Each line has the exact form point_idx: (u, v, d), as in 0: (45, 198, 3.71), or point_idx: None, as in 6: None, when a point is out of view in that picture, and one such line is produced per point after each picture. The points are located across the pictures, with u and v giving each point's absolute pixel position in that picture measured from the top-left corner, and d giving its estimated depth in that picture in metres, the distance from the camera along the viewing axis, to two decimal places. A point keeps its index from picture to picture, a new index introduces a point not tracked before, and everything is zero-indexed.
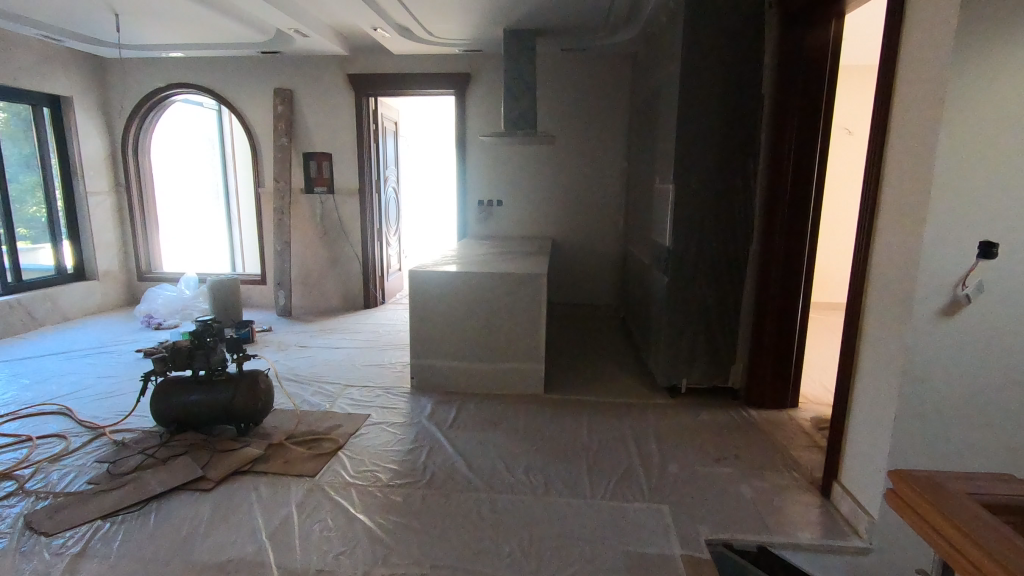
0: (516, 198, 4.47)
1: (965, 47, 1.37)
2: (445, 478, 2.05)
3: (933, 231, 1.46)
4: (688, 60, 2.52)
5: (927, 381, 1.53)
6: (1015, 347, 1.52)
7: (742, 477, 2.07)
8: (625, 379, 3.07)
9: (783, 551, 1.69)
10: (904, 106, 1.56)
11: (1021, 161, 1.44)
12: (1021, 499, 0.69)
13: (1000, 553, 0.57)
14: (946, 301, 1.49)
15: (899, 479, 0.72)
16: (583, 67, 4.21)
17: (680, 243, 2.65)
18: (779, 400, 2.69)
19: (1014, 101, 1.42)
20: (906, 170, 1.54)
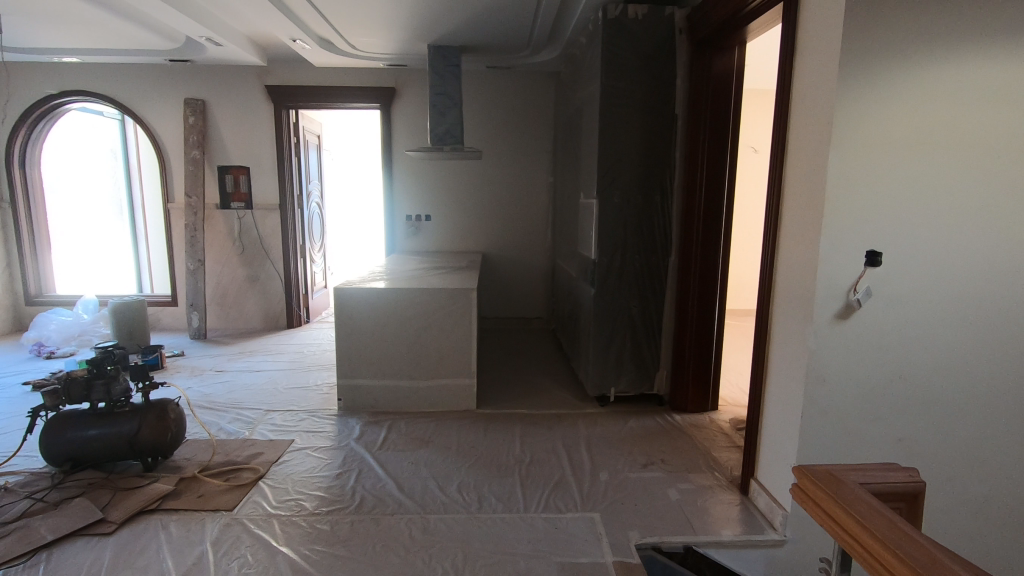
0: (445, 213, 4.46)
1: (848, 77, 1.51)
2: (375, 502, 1.99)
3: (828, 243, 1.59)
4: (607, 81, 2.62)
5: (827, 381, 1.66)
6: (901, 346, 1.68)
7: (668, 481, 2.15)
8: (556, 391, 3.11)
9: (708, 549, 1.77)
10: (799, 128, 1.70)
11: (901, 178, 1.60)
12: (906, 486, 0.76)
13: (892, 540, 0.63)
14: (841, 306, 1.63)
15: (803, 474, 0.77)
16: (508, 85, 4.28)
17: (605, 256, 2.73)
18: (701, 403, 2.81)
19: (895, 125, 1.57)
20: (804, 187, 1.68)
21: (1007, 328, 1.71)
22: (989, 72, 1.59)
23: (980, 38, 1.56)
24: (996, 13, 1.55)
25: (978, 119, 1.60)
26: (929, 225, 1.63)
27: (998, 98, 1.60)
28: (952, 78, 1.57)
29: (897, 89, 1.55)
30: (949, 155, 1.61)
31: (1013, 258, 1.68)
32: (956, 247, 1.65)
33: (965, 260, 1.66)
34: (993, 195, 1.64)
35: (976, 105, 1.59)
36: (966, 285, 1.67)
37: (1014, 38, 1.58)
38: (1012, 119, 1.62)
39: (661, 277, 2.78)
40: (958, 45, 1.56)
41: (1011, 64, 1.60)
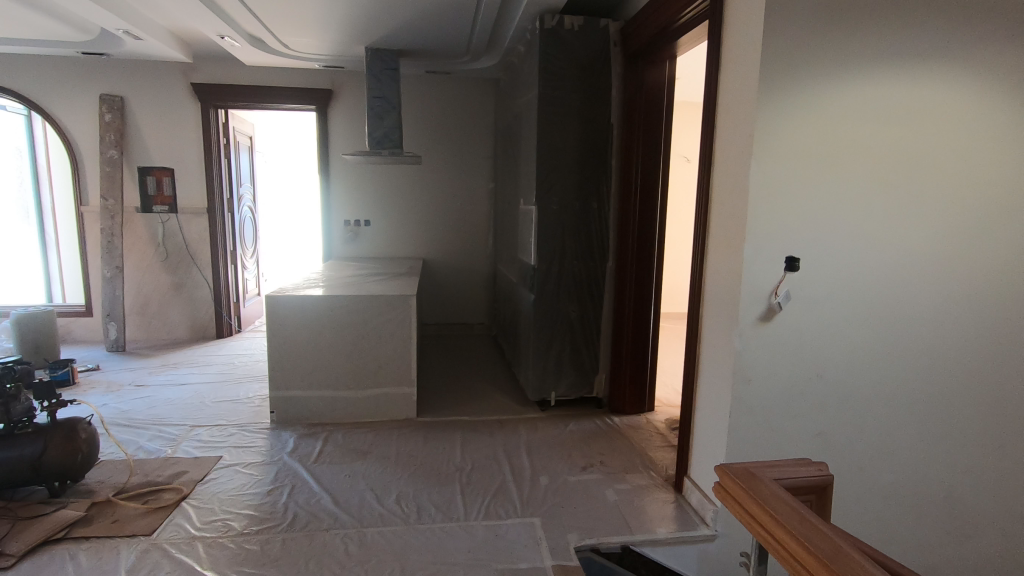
0: (384, 219, 4.38)
1: (766, 94, 1.60)
2: (309, 518, 1.91)
3: (751, 250, 1.68)
4: (545, 90, 2.66)
5: (751, 380, 1.75)
6: (818, 346, 1.78)
7: (606, 482, 2.19)
8: (498, 397, 3.11)
9: (644, 548, 1.81)
10: (724, 141, 1.79)
11: (817, 188, 1.70)
12: (815, 480, 0.80)
13: (802, 532, 0.66)
14: (764, 309, 1.72)
15: (723, 472, 0.81)
16: (449, 90, 4.27)
17: (544, 262, 2.77)
18: (638, 404, 2.89)
19: (811, 139, 1.67)
20: (729, 196, 1.76)
21: (911, 329, 1.85)
22: (894, 91, 1.72)
23: (886, 59, 1.68)
24: (898, 37, 1.67)
25: (884, 134, 1.73)
26: (842, 233, 1.75)
27: (903, 114, 1.72)
28: (862, 95, 1.68)
29: (812, 105, 1.65)
30: (859, 167, 1.72)
31: (914, 262, 1.82)
32: (866, 253, 1.77)
33: (873, 265, 1.79)
34: (897, 204, 1.77)
35: (882, 121, 1.72)
36: (875, 288, 1.80)
37: (915, 60, 1.71)
38: (914, 134, 1.75)
39: (599, 282, 2.84)
40: (867, 65, 1.67)
41: (913, 83, 1.72)
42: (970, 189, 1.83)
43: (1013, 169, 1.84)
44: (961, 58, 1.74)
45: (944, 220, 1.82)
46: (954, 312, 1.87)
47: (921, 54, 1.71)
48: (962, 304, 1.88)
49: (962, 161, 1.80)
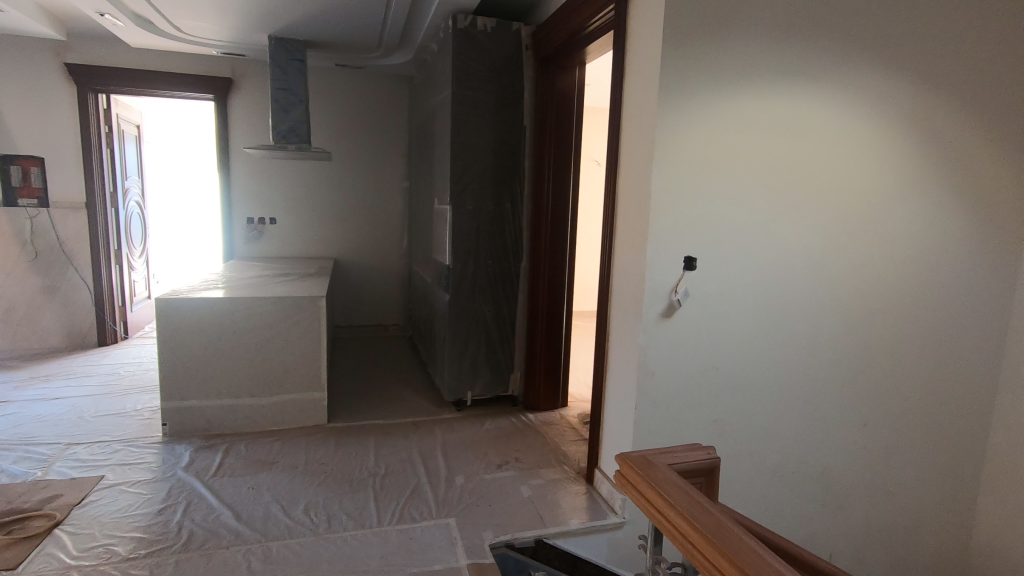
0: (292, 217, 4.18)
1: (666, 103, 1.70)
2: (207, 536, 1.79)
3: (652, 251, 1.78)
4: (459, 90, 2.66)
5: (654, 374, 1.85)
6: (717, 341, 1.90)
7: (521, 478, 2.23)
8: (414, 398, 3.07)
9: (557, 540, 1.87)
10: (629, 147, 1.88)
11: (715, 192, 1.81)
12: (704, 463, 0.87)
13: (690, 511, 0.71)
14: (665, 306, 1.82)
15: (623, 460, 0.85)
16: (361, 86, 4.15)
17: (458, 262, 2.76)
18: (552, 400, 2.96)
19: (709, 147, 1.77)
20: (633, 199, 1.85)
21: (804, 325, 1.99)
22: (789, 104, 1.83)
23: (780, 74, 1.79)
24: (791, 52, 1.79)
25: (780, 144, 1.83)
26: (740, 236, 1.86)
27: (796, 126, 1.84)
28: (757, 106, 1.79)
29: (710, 115, 1.75)
30: (755, 174, 1.83)
31: (806, 264, 1.95)
32: (762, 256, 1.89)
33: (768, 266, 1.91)
34: (790, 210, 1.89)
35: (777, 131, 1.83)
36: (769, 287, 1.92)
37: (807, 76, 1.82)
38: (809, 146, 1.86)
39: (513, 281, 2.88)
40: (762, 79, 1.78)
41: (806, 98, 1.84)
42: (857, 197, 1.96)
43: (893, 180, 1.99)
44: (848, 76, 1.87)
45: (832, 225, 1.95)
46: (839, 310, 2.03)
47: (813, 71, 1.82)
48: (846, 303, 2.03)
49: (851, 172, 1.93)
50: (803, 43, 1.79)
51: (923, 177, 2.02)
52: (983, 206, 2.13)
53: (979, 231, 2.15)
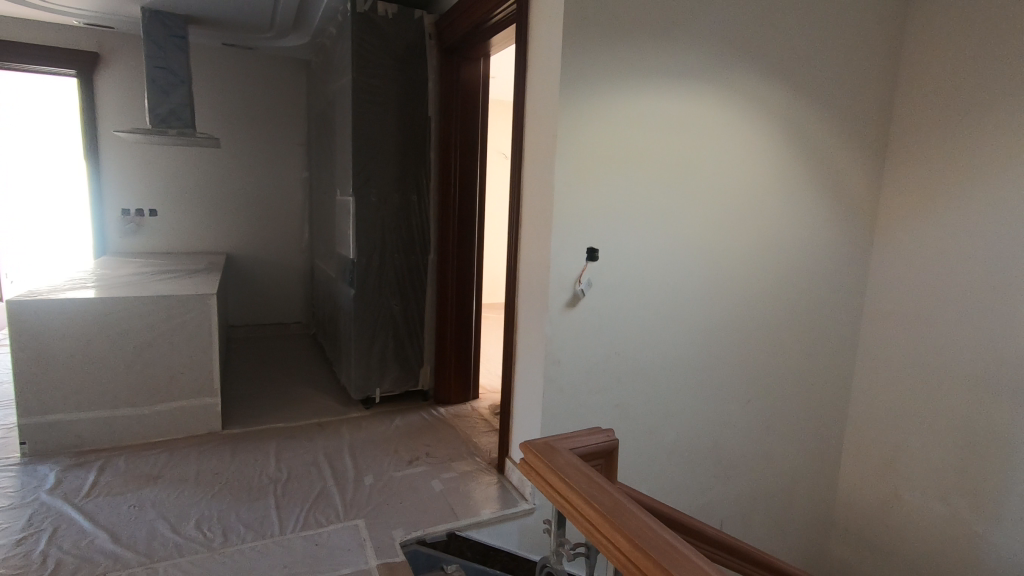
0: (176, 208, 3.83)
1: (568, 98, 1.74)
2: (78, 564, 1.60)
3: (557, 242, 1.82)
4: (360, 76, 2.55)
5: (561, 362, 1.90)
6: (618, 329, 1.99)
7: (432, 473, 2.21)
8: (319, 398, 2.94)
9: (469, 531, 1.87)
10: (533, 140, 1.91)
11: (614, 186, 1.88)
12: (604, 445, 0.91)
13: (588, 492, 0.74)
14: (570, 296, 1.87)
15: (527, 448, 0.87)
16: (253, 68, 3.88)
17: (363, 255, 2.67)
18: (463, 393, 2.96)
19: (608, 143, 1.84)
20: (538, 192, 1.89)
21: (696, 311, 2.13)
22: (680, 104, 1.93)
23: (672, 75, 1.90)
24: (681, 55, 1.89)
25: (672, 141, 1.94)
26: (638, 227, 1.95)
27: (686, 124, 1.96)
28: (652, 104, 1.88)
29: (609, 111, 1.82)
30: (650, 168, 1.93)
31: (697, 254, 2.09)
32: (658, 246, 2.00)
33: (664, 256, 2.02)
34: (683, 202, 2.01)
35: (670, 129, 1.93)
36: (665, 276, 2.04)
37: (696, 78, 1.94)
38: (697, 143, 1.99)
39: (420, 274, 2.83)
40: (657, 79, 1.87)
41: (696, 98, 1.95)
42: (740, 191, 2.12)
43: (771, 177, 2.18)
44: (732, 79, 2.01)
45: (719, 218, 2.10)
46: (726, 296, 2.19)
47: (702, 74, 1.94)
48: (732, 290, 2.20)
49: (736, 169, 2.09)
50: (693, 46, 1.91)
51: (795, 174, 2.23)
52: (842, 201, 2.40)
53: (840, 223, 2.42)
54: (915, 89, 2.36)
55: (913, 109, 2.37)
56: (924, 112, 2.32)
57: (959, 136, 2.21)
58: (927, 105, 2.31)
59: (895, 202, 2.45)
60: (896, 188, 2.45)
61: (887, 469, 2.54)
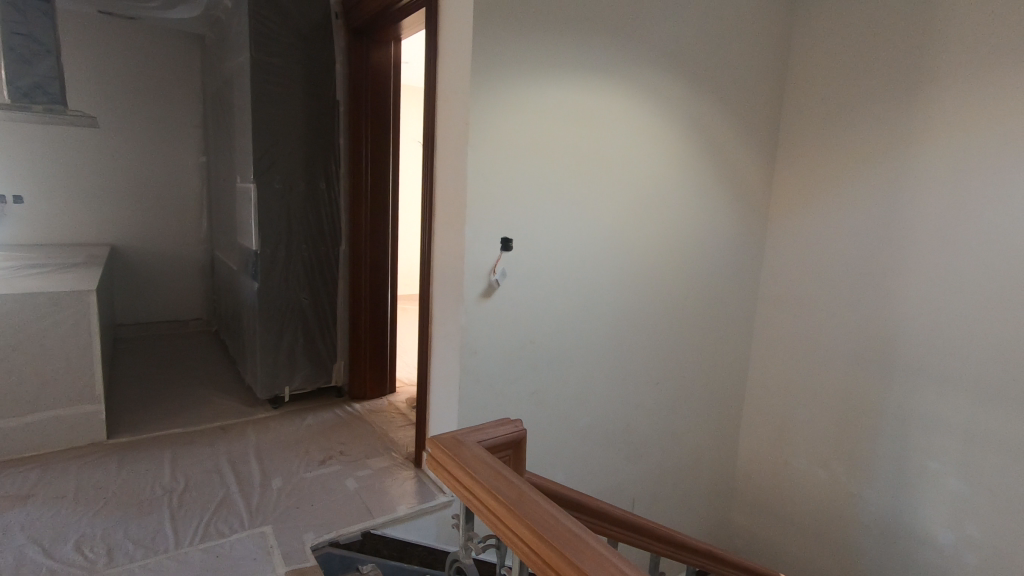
0: (47, 195, 3.40)
1: (479, 87, 1.72)
2: None
3: (470, 233, 1.80)
4: (259, 55, 2.38)
5: (476, 353, 1.89)
6: (532, 318, 2.01)
7: (346, 471, 2.13)
8: (221, 399, 2.75)
9: (385, 529, 1.83)
10: (444, 128, 1.87)
11: (527, 177, 1.89)
12: (514, 436, 0.91)
13: (491, 484, 0.74)
14: (484, 286, 1.86)
15: (434, 443, 0.85)
16: (137, 41, 3.53)
17: (268, 246, 2.51)
18: (379, 388, 2.88)
19: (520, 133, 1.84)
20: (451, 181, 1.85)
21: (606, 299, 2.20)
22: (591, 96, 1.97)
23: (582, 67, 1.92)
24: (590, 47, 1.93)
25: (582, 132, 1.98)
26: (550, 218, 1.97)
27: (595, 116, 2.00)
28: (563, 95, 1.90)
29: (521, 101, 1.82)
30: (562, 159, 1.95)
31: (608, 244, 2.15)
32: (570, 236, 2.04)
33: (576, 246, 2.06)
34: (593, 193, 2.06)
35: (580, 120, 1.97)
36: (577, 265, 2.08)
37: (605, 71, 1.98)
38: (605, 135, 2.04)
39: (331, 266, 2.71)
40: (568, 69, 1.89)
41: (605, 91, 2.00)
42: (647, 183, 2.21)
43: (675, 169, 2.28)
44: (639, 74, 2.08)
45: (627, 207, 2.17)
46: (635, 284, 2.28)
47: (610, 67, 1.99)
48: (640, 278, 2.30)
49: (642, 161, 2.17)
50: (601, 39, 1.95)
51: (696, 166, 2.35)
52: (738, 193, 2.56)
53: (737, 214, 2.59)
54: (801, 90, 2.56)
55: (799, 109, 2.57)
56: (809, 112, 2.53)
57: (839, 134, 2.43)
58: (812, 105, 2.52)
59: (784, 195, 2.66)
60: (786, 181, 2.65)
61: (779, 441, 2.77)
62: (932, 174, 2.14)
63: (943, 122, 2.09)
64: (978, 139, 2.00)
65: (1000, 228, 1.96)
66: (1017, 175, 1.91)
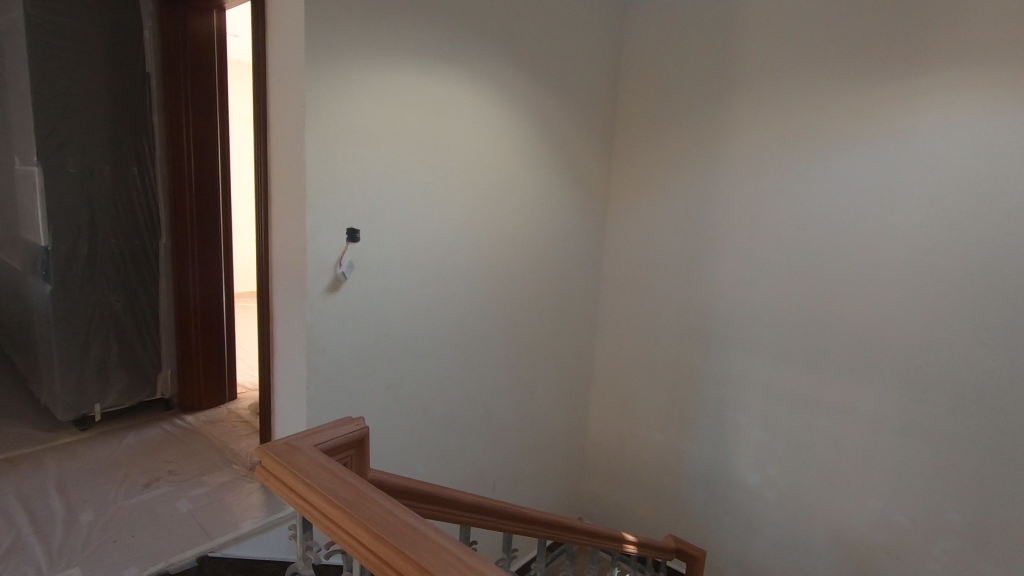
0: None
1: (316, 67, 1.61)
2: None
3: (312, 223, 1.69)
4: (38, 11, 1.97)
5: (324, 351, 1.79)
6: (384, 311, 1.95)
7: (177, 492, 1.90)
8: (7, 427, 2.27)
9: (227, 549, 1.68)
10: (277, 110, 1.72)
11: (373, 165, 1.82)
12: (355, 435, 0.87)
13: (329, 491, 0.70)
14: (330, 280, 1.77)
15: (264, 453, 0.78)
16: None
17: (64, 241, 2.11)
18: (216, 395, 2.61)
19: (363, 118, 1.76)
20: (287, 168, 1.71)
21: (460, 288, 2.23)
22: (436, 85, 1.96)
23: (427, 55, 1.90)
24: (434, 35, 1.91)
25: (429, 120, 1.96)
26: (399, 208, 1.93)
27: (442, 105, 1.99)
28: (408, 81, 1.86)
29: (363, 85, 1.74)
30: (409, 147, 1.91)
31: (459, 233, 2.17)
32: (419, 226, 2.01)
33: (426, 235, 2.04)
34: (443, 183, 2.06)
35: (427, 108, 1.94)
36: (429, 256, 2.07)
37: (450, 60, 1.98)
38: (453, 125, 2.05)
39: (150, 262, 2.38)
40: (412, 56, 1.86)
41: (451, 79, 2.00)
42: (495, 173, 2.26)
43: (522, 161, 2.37)
44: (484, 66, 2.11)
45: (478, 198, 2.21)
46: (486, 273, 2.33)
47: (456, 57, 2.00)
48: (492, 266, 2.35)
49: (490, 149, 2.21)
50: (444, 26, 1.94)
51: (541, 158, 2.46)
52: (580, 184, 2.73)
53: (579, 204, 2.76)
54: (631, 90, 2.80)
55: (632, 105, 2.81)
56: (640, 111, 2.78)
57: (662, 132, 2.70)
58: (641, 103, 2.76)
59: (620, 187, 2.90)
60: (621, 174, 2.89)
61: (621, 412, 3.04)
62: (737, 169, 2.47)
63: (745, 124, 2.43)
64: (770, 140, 2.36)
65: (788, 215, 2.34)
66: (798, 171, 2.29)
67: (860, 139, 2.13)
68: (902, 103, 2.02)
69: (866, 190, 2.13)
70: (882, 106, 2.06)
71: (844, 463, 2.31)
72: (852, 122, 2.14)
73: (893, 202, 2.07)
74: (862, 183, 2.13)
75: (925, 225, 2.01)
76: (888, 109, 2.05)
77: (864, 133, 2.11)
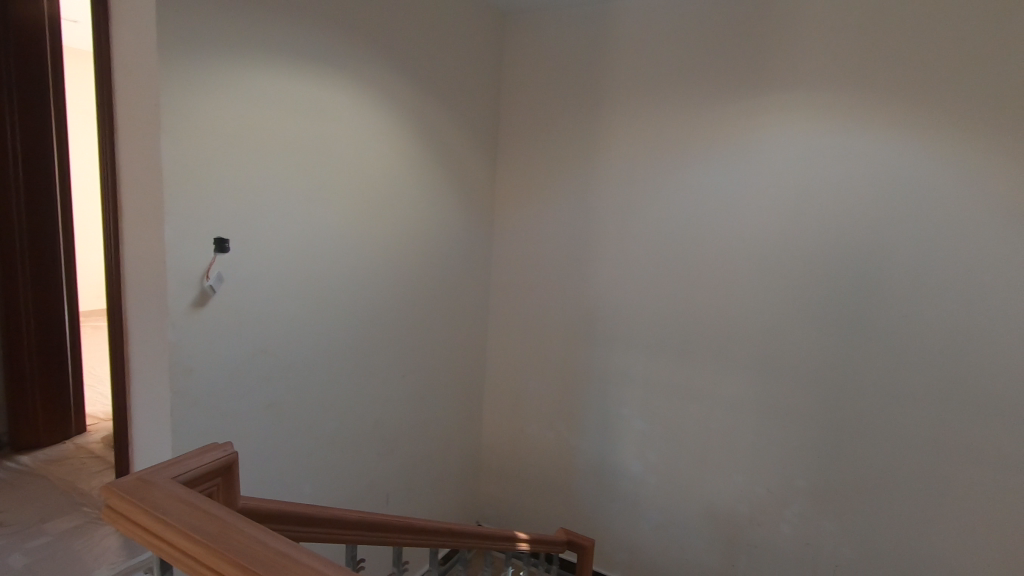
0: None
1: (173, 62, 1.48)
2: None
3: (172, 232, 1.54)
4: None
5: (191, 371, 1.64)
6: (260, 325, 1.84)
7: (9, 546, 1.63)
8: None
9: None
10: (126, 107, 1.54)
11: (243, 169, 1.71)
12: (221, 461, 0.81)
13: (191, 526, 0.65)
14: (195, 293, 1.62)
15: (110, 492, 0.70)
16: None
17: None
18: (59, 430, 2.28)
19: (229, 119, 1.65)
20: (139, 171, 1.55)
21: (344, 297, 2.15)
22: (311, 87, 1.88)
23: (301, 56, 1.83)
24: (307, 37, 1.84)
25: (305, 123, 1.88)
26: (273, 215, 1.82)
27: (319, 108, 1.92)
28: (280, 83, 1.78)
29: (229, 84, 1.63)
30: (283, 151, 1.82)
31: (341, 241, 2.10)
32: (297, 234, 1.92)
33: (304, 244, 1.95)
34: (322, 189, 1.98)
35: (302, 111, 1.86)
36: (308, 265, 1.97)
37: (325, 63, 1.92)
38: (331, 129, 1.98)
39: None
40: (284, 57, 1.77)
41: (327, 83, 1.94)
42: (378, 179, 2.22)
43: (405, 167, 2.35)
44: (361, 71, 2.07)
45: (360, 204, 2.15)
46: (371, 281, 2.27)
47: (332, 60, 1.95)
48: (377, 274, 2.30)
49: (371, 155, 2.17)
50: (317, 27, 1.87)
51: (424, 165, 2.46)
52: (465, 191, 2.76)
53: (464, 211, 2.78)
54: (512, 100, 2.88)
55: (513, 114, 2.89)
56: (521, 120, 2.86)
57: (542, 141, 2.81)
58: (522, 112, 2.85)
59: (504, 194, 2.97)
60: (504, 181, 2.96)
61: (513, 413, 3.10)
62: (611, 177, 2.63)
63: (617, 135, 2.60)
64: (639, 150, 2.55)
65: (657, 219, 2.53)
66: (664, 179, 2.50)
67: (714, 152, 2.38)
68: (747, 121, 2.29)
69: (721, 197, 2.38)
70: (731, 123, 2.33)
71: (712, 444, 2.54)
72: (708, 136, 2.38)
73: (742, 208, 2.34)
74: (717, 191, 2.38)
75: (768, 228, 2.30)
76: (737, 126, 2.31)
77: (718, 146, 2.36)
